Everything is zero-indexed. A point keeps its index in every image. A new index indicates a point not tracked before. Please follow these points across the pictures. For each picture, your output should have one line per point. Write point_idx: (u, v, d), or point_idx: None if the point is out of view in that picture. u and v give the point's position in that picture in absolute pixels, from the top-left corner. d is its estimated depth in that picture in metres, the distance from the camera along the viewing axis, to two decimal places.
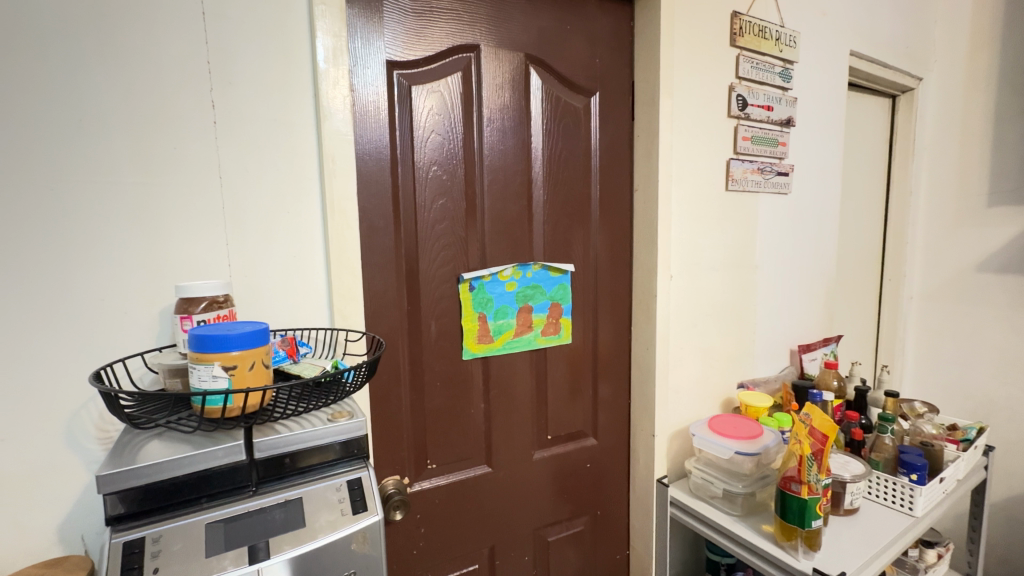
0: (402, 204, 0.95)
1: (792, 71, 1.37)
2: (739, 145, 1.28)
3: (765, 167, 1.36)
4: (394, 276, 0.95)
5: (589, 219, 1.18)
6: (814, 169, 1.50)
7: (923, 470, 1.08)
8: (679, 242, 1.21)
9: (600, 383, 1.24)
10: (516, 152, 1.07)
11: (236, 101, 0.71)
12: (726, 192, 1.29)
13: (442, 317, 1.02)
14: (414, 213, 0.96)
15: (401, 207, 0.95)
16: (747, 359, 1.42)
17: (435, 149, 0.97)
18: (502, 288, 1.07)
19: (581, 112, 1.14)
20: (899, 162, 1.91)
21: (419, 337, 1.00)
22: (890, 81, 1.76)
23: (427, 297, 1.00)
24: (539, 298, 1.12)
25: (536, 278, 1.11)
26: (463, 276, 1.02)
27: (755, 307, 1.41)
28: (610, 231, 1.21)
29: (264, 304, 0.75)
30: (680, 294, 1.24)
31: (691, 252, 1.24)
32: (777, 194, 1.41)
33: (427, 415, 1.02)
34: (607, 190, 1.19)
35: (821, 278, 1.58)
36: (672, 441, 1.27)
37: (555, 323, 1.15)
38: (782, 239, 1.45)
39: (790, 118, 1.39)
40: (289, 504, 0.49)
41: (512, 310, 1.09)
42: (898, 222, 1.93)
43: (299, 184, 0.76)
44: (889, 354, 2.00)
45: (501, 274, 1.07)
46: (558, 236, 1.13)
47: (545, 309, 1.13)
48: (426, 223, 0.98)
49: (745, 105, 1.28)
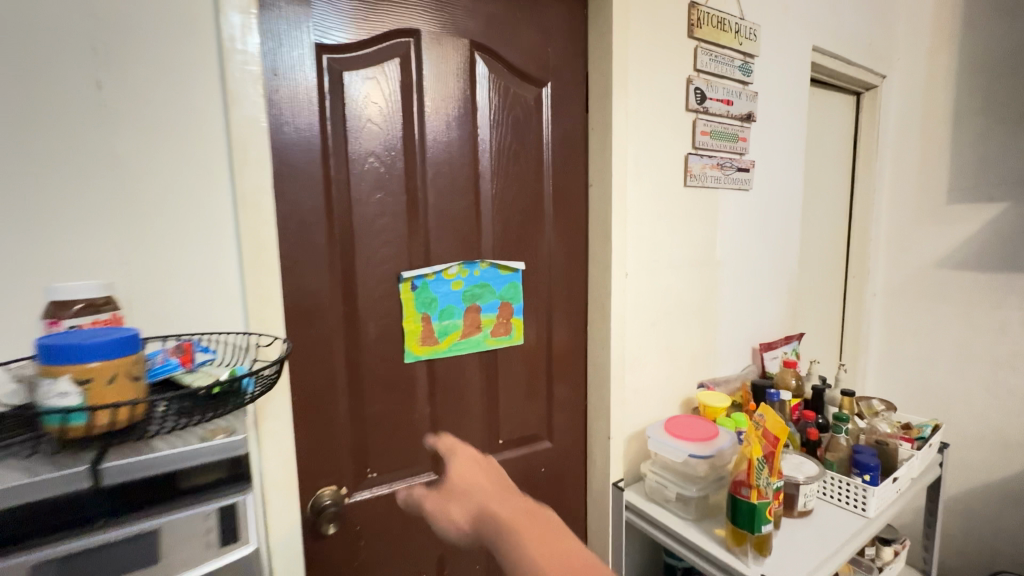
0: (334, 199, 0.89)
1: (751, 64, 1.35)
2: (698, 140, 1.25)
3: (725, 162, 1.33)
4: (326, 274, 0.89)
5: (543, 215, 1.13)
6: (776, 165, 1.48)
7: (875, 470, 1.07)
8: (635, 240, 1.18)
9: (555, 384, 1.20)
10: (462, 144, 1.02)
11: (129, 80, 0.64)
12: (685, 188, 1.26)
13: (381, 318, 0.96)
14: (348, 209, 0.91)
15: (331, 202, 0.89)
16: (707, 359, 1.40)
17: (372, 140, 0.92)
18: (447, 287, 1.02)
19: (532, 103, 1.09)
20: (862, 159, 1.90)
21: (353, 339, 0.94)
22: (853, 78, 1.76)
23: (364, 296, 0.94)
24: (488, 297, 1.07)
25: (484, 277, 1.06)
26: (401, 274, 0.97)
27: (715, 306, 1.40)
28: (566, 226, 1.17)
29: (167, 308, 0.68)
30: (637, 292, 1.20)
31: (650, 250, 1.21)
32: (738, 190, 1.39)
33: (371, 420, 0.98)
34: (561, 184, 1.15)
35: (782, 275, 1.57)
36: (629, 444, 1.24)
37: (506, 323, 1.10)
38: (743, 236, 1.43)
39: (750, 112, 1.36)
40: (143, 539, 0.43)
41: (458, 310, 1.04)
42: (861, 220, 1.93)
43: (209, 173, 0.70)
44: (852, 352, 2.01)
45: (446, 271, 1.01)
46: (510, 232, 1.09)
47: (495, 308, 1.09)
48: (362, 220, 0.92)
49: (703, 99, 1.25)
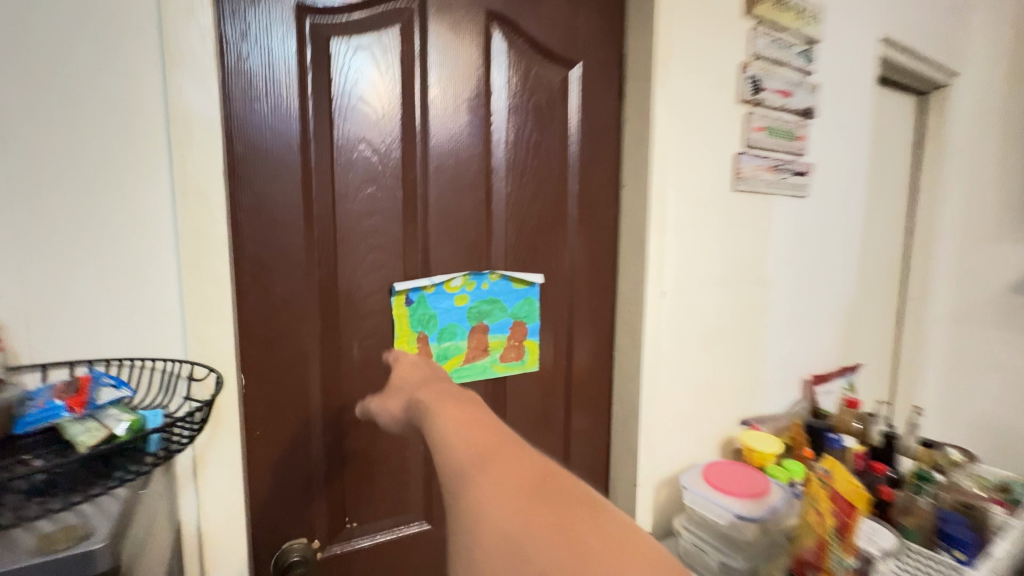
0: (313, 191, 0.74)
1: (814, 51, 1.16)
2: (751, 136, 1.07)
3: (780, 164, 1.14)
4: (301, 283, 0.74)
5: (565, 218, 0.96)
6: (837, 170, 1.29)
7: (970, 547, 0.88)
8: (674, 252, 1.00)
9: (574, 418, 1.02)
10: (473, 133, 0.85)
11: (40, 35, 0.51)
12: (734, 192, 1.08)
13: (369, 338, 0.80)
14: (331, 204, 0.75)
15: (309, 195, 0.74)
16: (751, 392, 1.20)
17: (364, 123, 0.76)
18: (449, 302, 0.85)
19: (557, 87, 0.93)
20: (927, 167, 1.68)
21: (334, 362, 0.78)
22: (923, 74, 1.55)
23: (348, 311, 0.78)
24: (497, 315, 0.90)
25: (494, 291, 0.89)
26: (393, 286, 0.80)
27: (762, 331, 1.20)
28: (592, 233, 0.99)
29: (83, 322, 0.54)
30: (673, 314, 1.02)
31: (691, 264, 1.03)
32: (793, 197, 1.19)
33: (354, 458, 0.82)
34: (587, 183, 0.98)
35: (837, 297, 1.37)
36: (659, 491, 1.05)
37: (518, 346, 0.93)
38: (796, 250, 1.24)
39: (810, 107, 1.17)
40: None
41: (462, 330, 0.87)
42: (925, 235, 1.71)
43: (142, 155, 0.56)
44: (909, 385, 1.78)
45: (449, 283, 0.85)
46: (525, 237, 0.92)
47: (505, 329, 0.91)
48: (348, 217, 0.76)
49: (758, 89, 1.07)
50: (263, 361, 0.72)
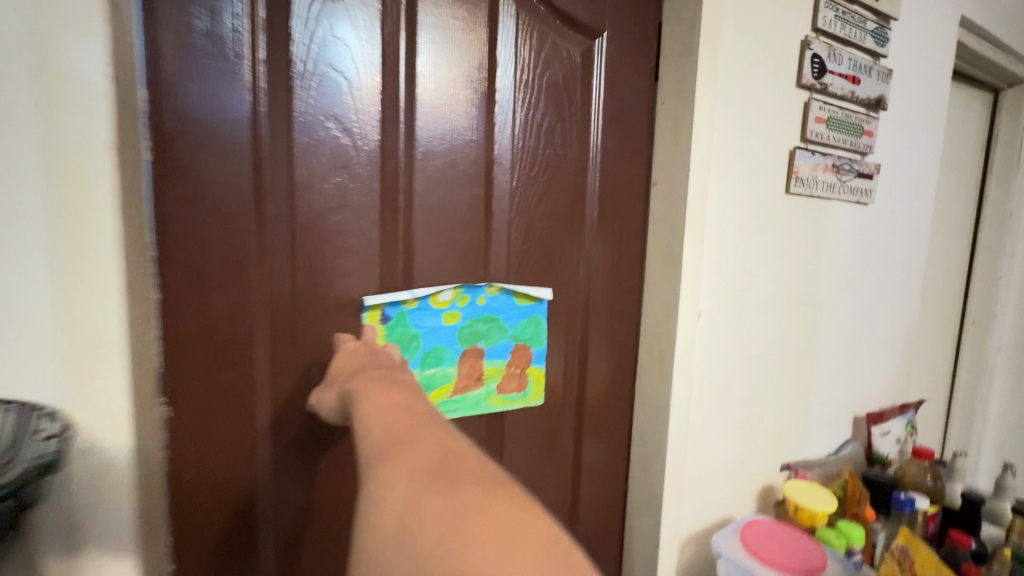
0: (268, 177, 0.59)
1: (887, 31, 0.97)
2: (811, 129, 0.89)
3: (842, 164, 0.96)
4: (250, 293, 0.59)
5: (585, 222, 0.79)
6: (903, 174, 1.09)
7: None
8: (714, 267, 0.82)
9: (585, 461, 0.86)
10: (472, 113, 0.69)
11: None
12: (787, 197, 0.90)
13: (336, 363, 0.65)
14: (291, 195, 0.60)
15: (263, 182, 0.58)
16: (795, 433, 1.02)
17: (334, 94, 0.61)
18: (436, 322, 0.69)
19: (579, 61, 0.76)
20: (997, 176, 1.47)
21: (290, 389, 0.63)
22: (1001, 67, 1.34)
23: (310, 330, 0.63)
24: (495, 337, 0.74)
25: (491, 307, 0.73)
26: (366, 299, 0.65)
27: (811, 361, 1.02)
28: (617, 240, 0.82)
29: None
30: (710, 341, 0.85)
31: (733, 281, 0.85)
32: (854, 204, 1.01)
33: (313, 492, 0.66)
34: (613, 179, 0.81)
35: (895, 322, 1.18)
36: (684, 551, 0.88)
37: (519, 375, 0.77)
38: (854, 267, 1.05)
39: (879, 98, 0.99)
40: None
41: (450, 355, 0.71)
42: (993, 253, 1.49)
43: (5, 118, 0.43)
44: (966, 422, 1.57)
45: (436, 298, 0.69)
46: (534, 242, 0.75)
47: (504, 353, 0.75)
48: (311, 213, 0.61)
49: (821, 73, 0.88)
50: (194, 377, 0.58)
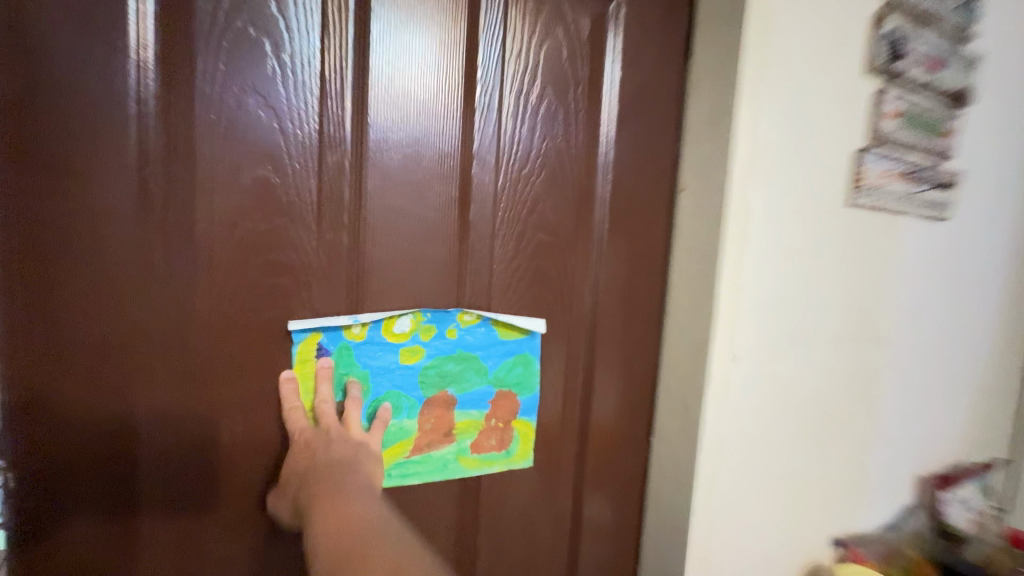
0: (161, 164, 0.44)
1: (977, 8, 0.79)
2: (883, 125, 0.71)
3: (920, 170, 0.77)
4: (135, 314, 0.45)
5: (592, 236, 0.63)
6: (987, 185, 0.90)
7: None
8: (758, 296, 0.65)
9: (587, 534, 0.68)
10: (448, 94, 0.54)
11: None
12: (850, 209, 0.72)
13: (256, 406, 0.50)
14: (193, 187, 0.45)
15: (154, 171, 0.44)
16: (849, 499, 0.83)
17: (254, 60, 0.46)
18: (389, 357, 0.54)
19: (591, 32, 0.60)
20: None
21: (197, 429, 0.48)
22: None
23: (218, 364, 0.48)
24: (469, 380, 0.57)
25: (465, 341, 0.56)
26: (290, 324, 0.50)
27: (870, 411, 0.83)
28: (633, 260, 0.65)
29: None
30: (748, 390, 0.67)
31: (780, 314, 0.68)
32: (928, 220, 0.82)
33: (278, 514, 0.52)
34: (631, 182, 0.63)
35: (970, 364, 0.98)
36: None
37: (501, 430, 0.59)
38: (925, 296, 0.86)
39: (963, 91, 0.80)
40: None
41: (408, 402, 0.55)
42: None
43: None
44: None
45: (390, 327, 0.54)
46: (525, 260, 0.59)
47: (481, 401, 0.58)
48: (223, 212, 0.46)
49: (898, 56, 0.71)
50: (66, 416, 0.44)
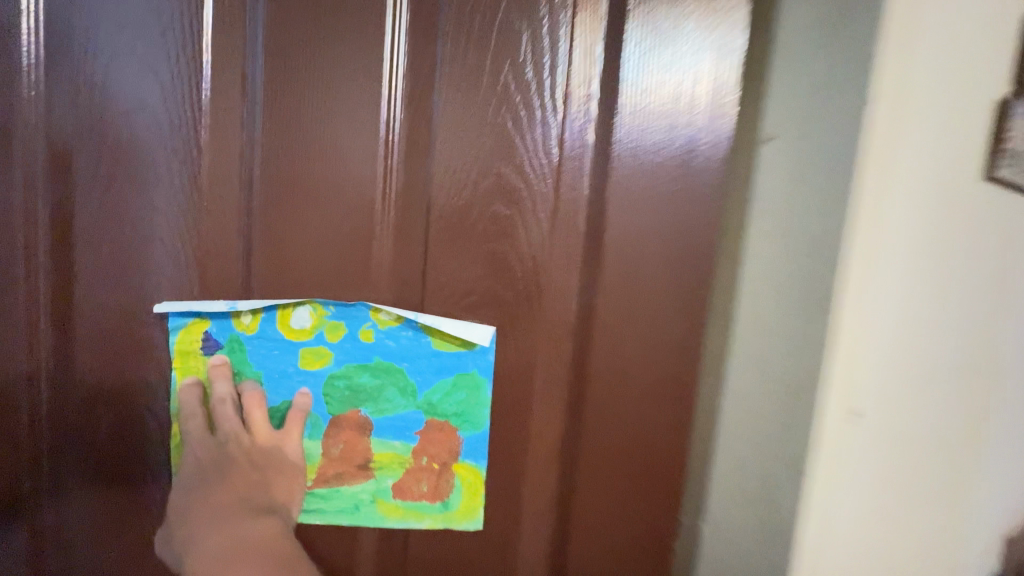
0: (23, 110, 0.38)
1: None
2: None
3: None
4: (14, 286, 0.40)
5: (598, 220, 0.40)
6: None
7: None
8: (915, 321, 0.38)
9: None
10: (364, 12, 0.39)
11: None
12: None
13: (130, 399, 0.42)
14: (51, 133, 0.39)
15: (26, 124, 0.38)
16: None
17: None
18: (285, 359, 0.42)
19: None
20: None
21: (86, 411, 0.42)
22: None
23: (92, 350, 0.41)
24: (391, 400, 0.42)
25: (383, 349, 0.41)
26: (157, 306, 0.40)
27: None
28: (670, 258, 0.40)
29: None
30: (882, 477, 0.40)
31: (968, 360, 0.39)
32: None
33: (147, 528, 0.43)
34: (667, 132, 0.39)
35: None
36: None
37: (434, 471, 0.43)
38: None
39: None
40: None
41: (309, 418, 0.42)
42: None
43: None
44: None
45: (285, 321, 0.41)
46: (485, 248, 0.41)
47: (406, 429, 0.43)
48: (100, 170, 0.39)
49: None
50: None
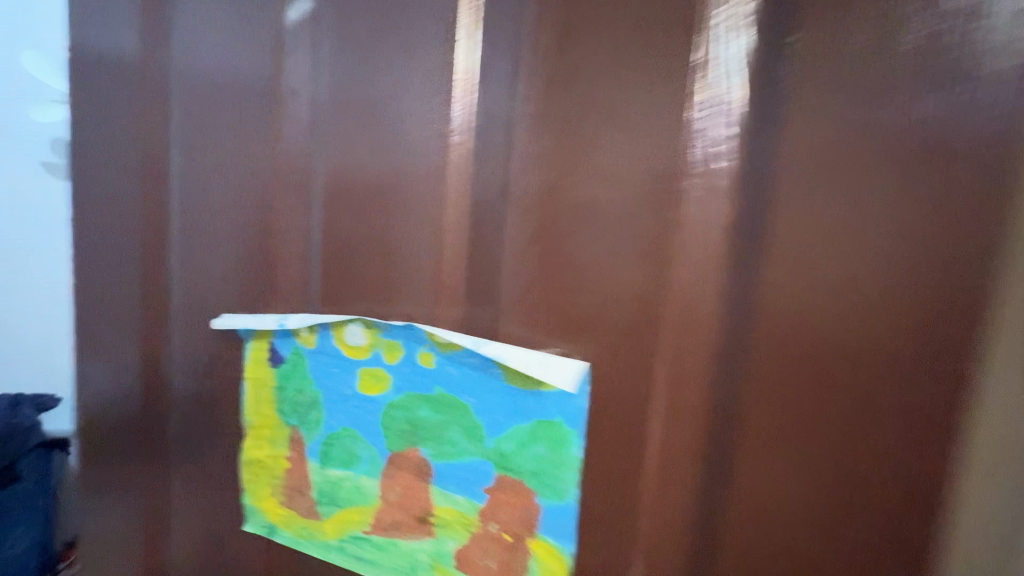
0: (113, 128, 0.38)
1: None
2: None
3: None
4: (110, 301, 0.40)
5: (756, 211, 0.26)
6: None
7: None
8: None
9: None
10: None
11: None
12: None
13: (200, 415, 0.40)
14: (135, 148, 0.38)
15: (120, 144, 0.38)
16: None
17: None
18: (342, 381, 0.36)
19: None
20: None
21: (168, 426, 0.40)
22: None
23: (168, 363, 0.40)
24: (454, 444, 0.33)
25: (444, 378, 0.33)
26: (213, 322, 0.38)
27: None
28: (882, 266, 0.24)
29: None
30: None
31: None
32: None
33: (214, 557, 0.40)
34: (885, 60, 0.24)
35: None
36: None
37: (507, 546, 0.33)
38: None
39: None
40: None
41: (367, 452, 0.36)
42: None
43: None
44: None
45: (341, 336, 0.35)
46: (578, 254, 0.29)
47: (472, 484, 0.33)
48: (178, 182, 0.38)
49: None
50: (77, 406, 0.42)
